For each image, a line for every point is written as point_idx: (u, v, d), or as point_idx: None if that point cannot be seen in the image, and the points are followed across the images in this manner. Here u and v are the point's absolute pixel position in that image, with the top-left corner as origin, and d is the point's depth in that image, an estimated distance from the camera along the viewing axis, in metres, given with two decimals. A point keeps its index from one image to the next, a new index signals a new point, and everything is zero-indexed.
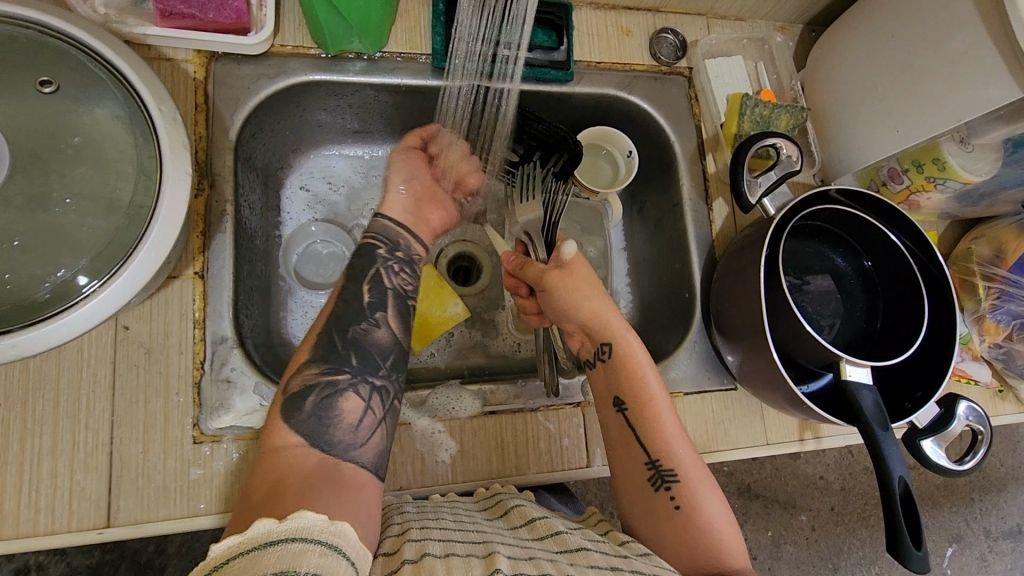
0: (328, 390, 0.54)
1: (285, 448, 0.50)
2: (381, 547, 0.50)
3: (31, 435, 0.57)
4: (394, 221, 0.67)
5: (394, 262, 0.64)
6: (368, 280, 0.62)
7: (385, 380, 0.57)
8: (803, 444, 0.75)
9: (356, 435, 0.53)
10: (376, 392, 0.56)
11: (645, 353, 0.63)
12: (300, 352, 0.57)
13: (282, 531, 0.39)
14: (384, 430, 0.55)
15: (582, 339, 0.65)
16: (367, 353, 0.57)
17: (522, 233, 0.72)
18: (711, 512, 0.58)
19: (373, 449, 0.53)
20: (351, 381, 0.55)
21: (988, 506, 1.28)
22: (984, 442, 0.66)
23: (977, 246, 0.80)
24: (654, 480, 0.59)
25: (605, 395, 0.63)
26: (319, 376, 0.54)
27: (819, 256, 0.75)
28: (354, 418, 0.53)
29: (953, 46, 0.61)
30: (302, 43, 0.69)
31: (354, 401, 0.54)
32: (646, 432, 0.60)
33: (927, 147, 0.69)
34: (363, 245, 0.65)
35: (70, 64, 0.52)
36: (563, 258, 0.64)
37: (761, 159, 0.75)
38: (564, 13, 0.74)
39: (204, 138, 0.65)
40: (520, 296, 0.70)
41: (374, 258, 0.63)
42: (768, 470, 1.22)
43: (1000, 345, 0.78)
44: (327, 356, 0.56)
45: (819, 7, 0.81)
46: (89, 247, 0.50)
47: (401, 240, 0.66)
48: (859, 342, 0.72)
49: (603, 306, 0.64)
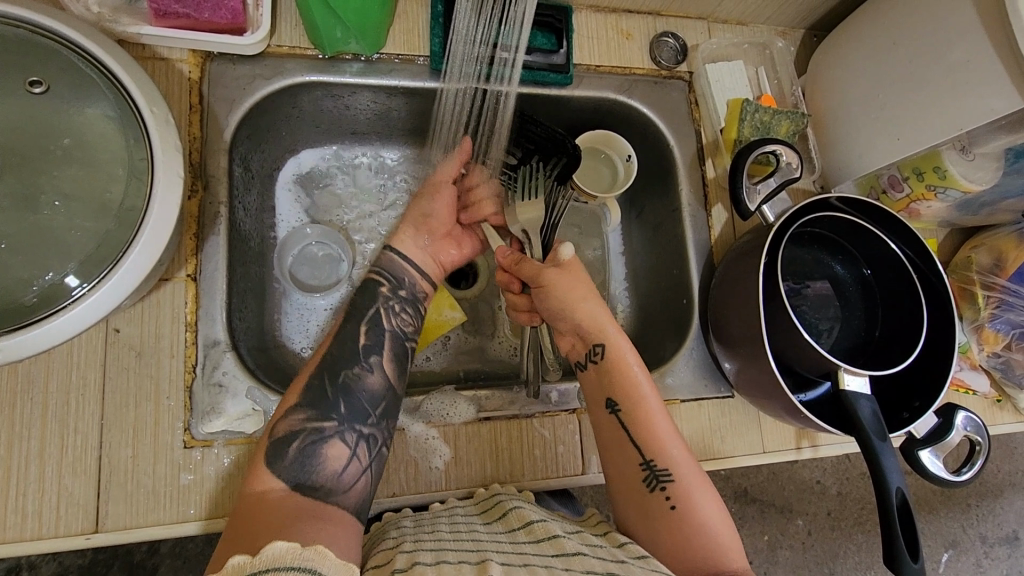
0: (313, 437, 0.53)
1: (264, 492, 0.49)
2: (371, 561, 0.49)
3: (19, 439, 0.56)
4: (403, 257, 0.66)
5: (396, 302, 0.63)
6: (366, 320, 0.61)
7: (374, 429, 0.56)
8: (800, 452, 0.74)
9: (339, 483, 0.51)
10: (363, 441, 0.55)
11: (636, 354, 0.63)
12: (288, 395, 0.55)
13: (256, 564, 0.38)
14: (368, 478, 0.54)
15: (572, 340, 0.65)
16: (357, 402, 0.56)
17: (521, 232, 0.70)
18: (707, 512, 0.57)
19: (356, 495, 0.52)
20: (338, 428, 0.54)
21: (984, 512, 1.28)
22: (982, 454, 0.66)
23: (976, 254, 0.79)
24: (649, 481, 0.58)
25: (598, 396, 0.62)
26: (305, 422, 0.53)
27: (818, 264, 0.74)
28: (338, 466, 0.52)
29: (957, 55, 0.60)
30: (299, 43, 0.68)
31: (339, 449, 0.53)
32: (640, 432, 0.60)
33: (927, 156, 0.69)
34: (366, 282, 0.64)
35: (61, 63, 0.51)
36: (560, 259, 0.64)
37: (761, 165, 0.74)
38: (564, 16, 0.73)
39: (198, 139, 0.64)
40: (511, 293, 0.69)
41: (375, 297, 0.62)
42: (765, 474, 1.21)
43: (999, 354, 0.78)
44: (315, 402, 0.55)
45: (821, 12, 0.81)
46: (78, 250, 0.50)
47: (406, 277, 0.65)
48: (858, 350, 0.72)
49: (595, 308, 0.63)
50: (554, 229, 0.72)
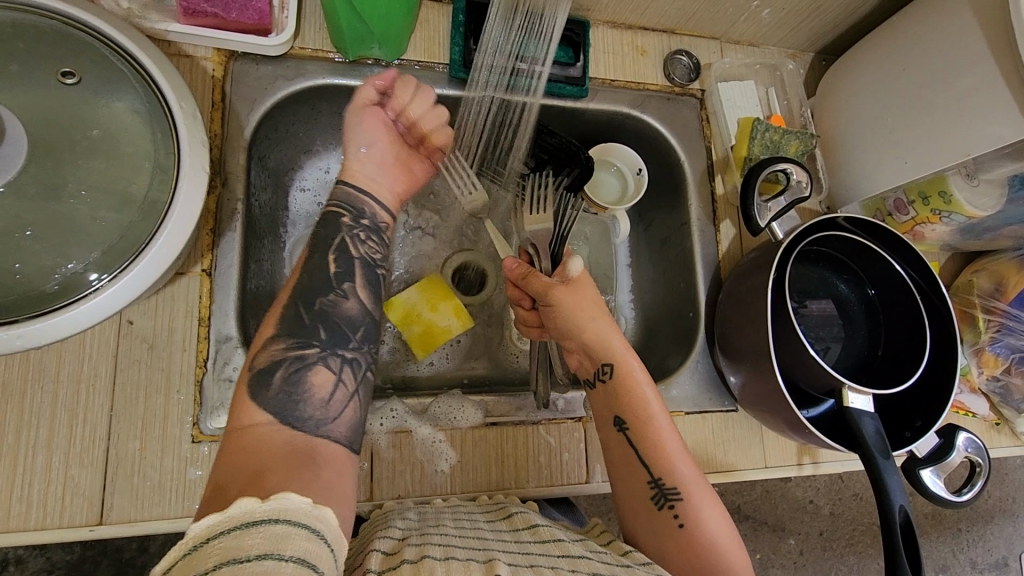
0: (296, 365, 0.50)
1: (252, 424, 0.47)
2: (379, 546, 0.49)
3: (28, 426, 0.56)
4: (360, 189, 0.62)
5: (359, 229, 0.60)
6: (332, 248, 0.57)
7: (355, 352, 0.54)
8: (802, 469, 0.75)
9: (328, 409, 0.50)
10: (348, 365, 0.53)
11: (644, 371, 0.63)
12: (264, 327, 0.53)
13: (265, 511, 0.37)
14: (358, 406, 0.52)
15: (580, 358, 0.65)
16: (335, 325, 0.54)
17: (528, 244, 0.68)
18: (715, 529, 0.57)
19: (347, 423, 0.50)
20: (320, 354, 0.52)
21: (974, 537, 1.28)
22: (982, 476, 0.65)
23: (978, 278, 0.80)
24: (657, 499, 0.59)
25: (606, 414, 0.63)
26: (286, 351, 0.51)
27: (823, 281, 0.76)
28: (326, 394, 0.50)
29: (968, 82, 0.62)
30: (321, 47, 0.69)
31: (323, 374, 0.51)
32: (649, 452, 0.60)
33: (933, 180, 0.70)
34: (326, 213, 0.60)
35: (93, 57, 0.52)
36: (569, 274, 0.64)
37: (771, 183, 0.76)
38: (582, 31, 0.75)
39: (219, 135, 0.64)
40: (522, 308, 0.67)
41: (339, 227, 0.59)
42: (759, 492, 1.21)
43: (997, 378, 0.79)
44: (293, 330, 0.52)
45: (830, 36, 0.83)
46: (101, 241, 0.50)
47: (367, 207, 0.62)
48: (862, 368, 0.72)
49: (604, 326, 0.63)
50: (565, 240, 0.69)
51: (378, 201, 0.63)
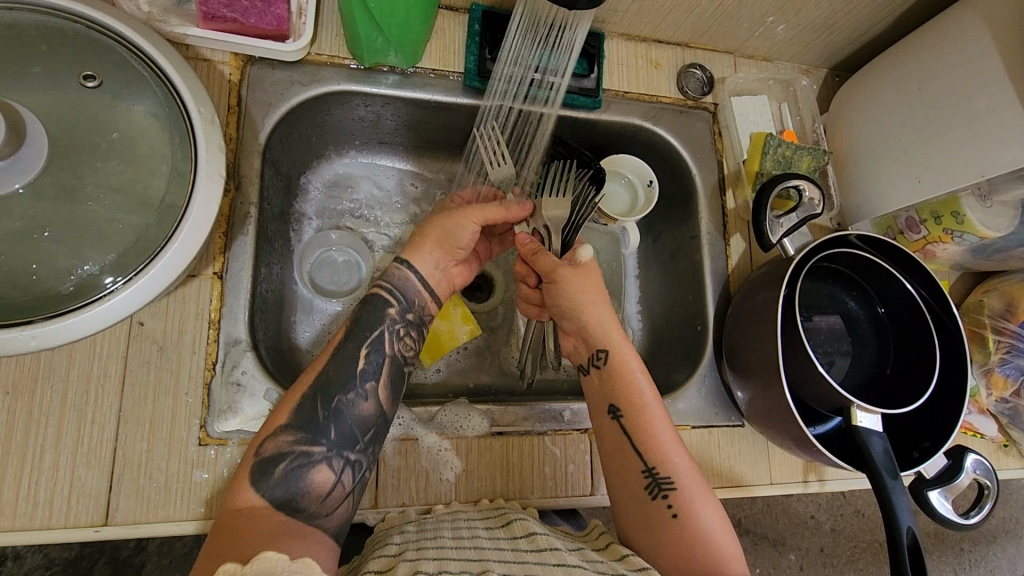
0: (300, 460, 0.50)
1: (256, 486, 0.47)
2: (373, 566, 0.49)
3: (38, 424, 0.56)
4: (419, 277, 0.62)
5: (401, 325, 0.60)
6: (368, 342, 0.57)
7: (360, 455, 0.54)
8: (807, 486, 0.74)
9: (322, 505, 0.50)
10: (349, 467, 0.53)
11: (640, 361, 0.63)
12: (279, 412, 0.53)
13: None
14: (350, 504, 0.52)
15: (576, 342, 0.66)
16: (347, 427, 0.53)
17: (542, 227, 0.68)
18: (707, 518, 0.57)
19: (339, 517, 0.51)
20: (326, 453, 0.52)
21: (977, 556, 1.27)
22: (990, 497, 0.65)
23: (988, 298, 0.80)
24: (651, 488, 0.58)
25: (601, 401, 0.63)
26: (292, 445, 0.51)
27: (832, 297, 0.75)
28: (323, 491, 0.50)
29: (984, 103, 0.62)
30: (338, 53, 0.69)
31: (325, 474, 0.51)
32: (643, 440, 0.60)
33: (946, 200, 0.70)
34: (372, 296, 0.60)
35: (115, 61, 0.53)
36: (578, 259, 0.63)
37: (782, 200, 0.76)
38: (597, 42, 0.75)
39: (234, 140, 0.65)
40: (526, 285, 0.68)
41: (382, 318, 0.59)
42: (760, 506, 1.21)
43: (1007, 400, 0.79)
44: (305, 424, 0.52)
45: (844, 53, 0.83)
46: (118, 242, 0.50)
47: (417, 301, 0.61)
48: (870, 386, 0.72)
49: (601, 312, 0.64)
50: (579, 229, 0.68)
51: (429, 295, 0.63)
